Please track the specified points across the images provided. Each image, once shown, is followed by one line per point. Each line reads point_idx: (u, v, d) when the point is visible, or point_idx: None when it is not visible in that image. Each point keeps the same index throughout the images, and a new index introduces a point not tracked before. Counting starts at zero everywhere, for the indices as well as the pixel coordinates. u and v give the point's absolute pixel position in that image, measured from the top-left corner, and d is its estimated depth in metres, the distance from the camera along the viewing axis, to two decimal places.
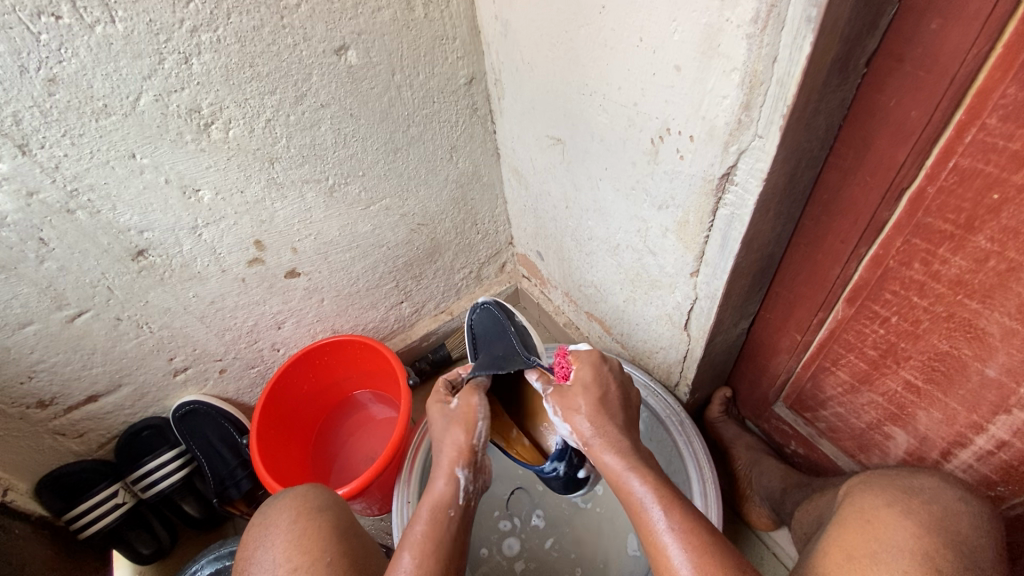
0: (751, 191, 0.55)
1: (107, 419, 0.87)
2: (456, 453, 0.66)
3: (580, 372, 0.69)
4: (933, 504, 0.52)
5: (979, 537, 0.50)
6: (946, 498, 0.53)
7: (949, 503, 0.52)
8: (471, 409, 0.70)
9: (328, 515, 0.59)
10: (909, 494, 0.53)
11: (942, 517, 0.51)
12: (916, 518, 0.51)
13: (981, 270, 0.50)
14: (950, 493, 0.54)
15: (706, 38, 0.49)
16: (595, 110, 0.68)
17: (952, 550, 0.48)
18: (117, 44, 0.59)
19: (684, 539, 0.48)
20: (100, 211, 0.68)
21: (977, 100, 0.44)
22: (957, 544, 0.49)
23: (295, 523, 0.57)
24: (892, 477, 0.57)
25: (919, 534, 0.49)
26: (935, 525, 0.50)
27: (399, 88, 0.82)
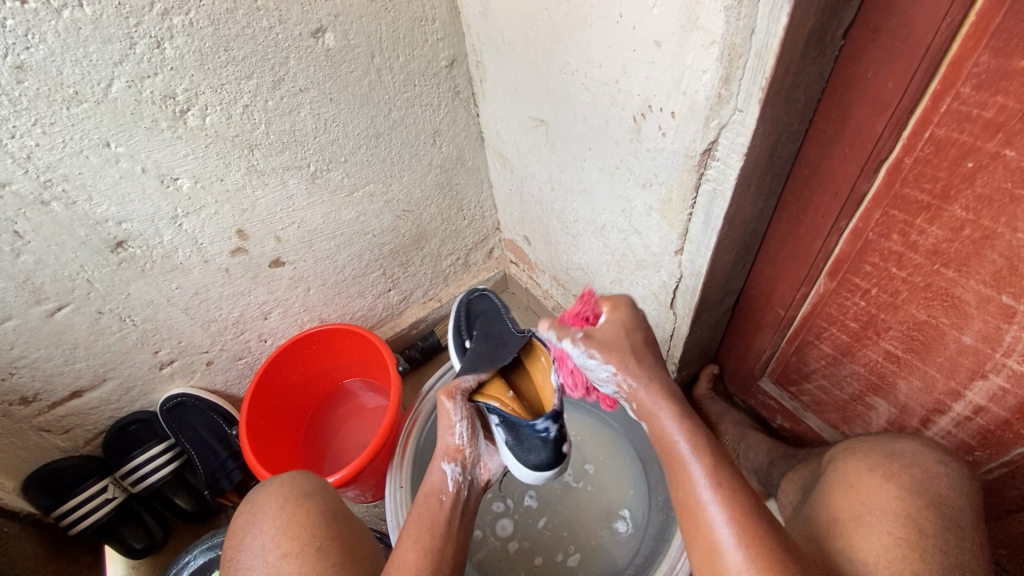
0: (732, 166, 0.55)
1: (93, 414, 0.86)
2: (444, 450, 0.68)
3: (609, 321, 0.58)
4: (914, 467, 0.54)
5: (958, 498, 0.52)
6: (926, 461, 0.55)
7: (930, 466, 0.54)
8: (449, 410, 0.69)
9: (317, 500, 0.60)
10: (892, 460, 0.55)
11: (924, 480, 0.53)
12: (898, 482, 0.52)
13: (957, 239, 0.51)
14: (929, 456, 0.55)
15: (685, 12, 0.49)
16: (576, 89, 0.68)
17: (933, 511, 0.50)
18: (86, 28, 0.57)
19: (729, 507, 0.47)
20: (76, 202, 0.67)
21: (952, 68, 0.45)
22: (938, 505, 0.51)
23: (284, 509, 0.58)
24: (875, 443, 0.58)
25: (901, 496, 0.51)
26: (918, 488, 0.52)
27: (379, 72, 0.81)
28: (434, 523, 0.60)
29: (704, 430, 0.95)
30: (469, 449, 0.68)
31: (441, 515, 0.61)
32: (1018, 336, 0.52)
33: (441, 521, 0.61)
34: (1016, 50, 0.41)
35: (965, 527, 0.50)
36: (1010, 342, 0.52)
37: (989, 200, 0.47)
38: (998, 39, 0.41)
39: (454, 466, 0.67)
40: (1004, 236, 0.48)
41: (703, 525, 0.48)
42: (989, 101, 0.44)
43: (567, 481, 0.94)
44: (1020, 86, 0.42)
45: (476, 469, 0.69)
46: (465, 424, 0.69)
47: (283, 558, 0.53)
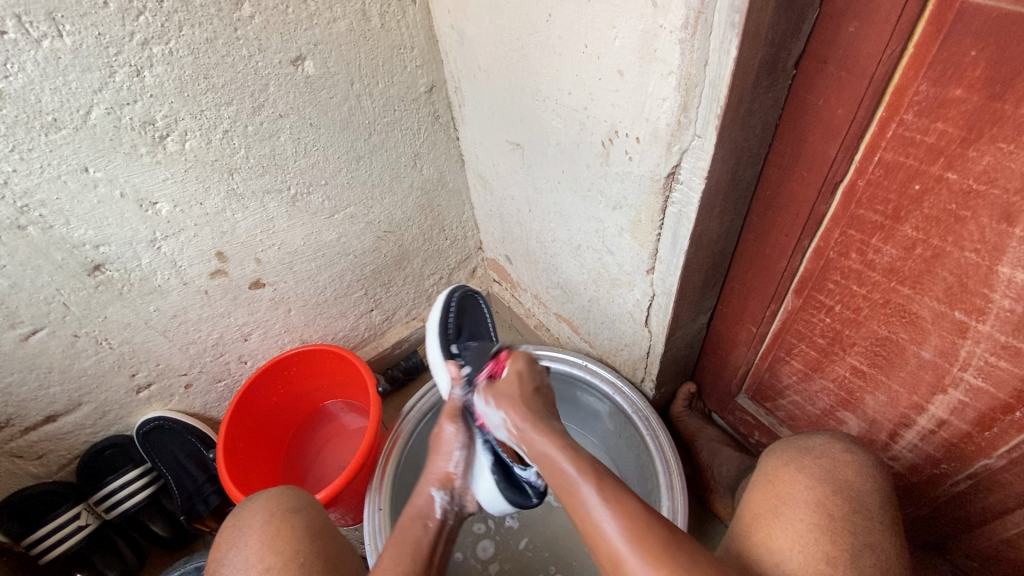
0: (695, 189, 0.57)
1: (67, 439, 0.85)
2: (436, 474, 0.66)
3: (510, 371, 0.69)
4: (824, 458, 0.55)
5: (866, 482, 0.52)
6: (835, 451, 0.55)
7: (838, 455, 0.55)
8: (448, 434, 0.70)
9: (302, 516, 0.59)
10: (804, 453, 0.56)
11: (833, 468, 0.53)
12: (808, 472, 0.53)
13: (911, 257, 0.53)
14: (838, 446, 0.56)
15: (644, 44, 0.51)
16: (549, 115, 0.70)
17: (840, 499, 0.51)
18: (65, 58, 0.59)
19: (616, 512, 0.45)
20: (52, 226, 0.67)
21: (895, 97, 0.47)
22: (847, 491, 0.51)
23: (270, 524, 0.57)
24: (792, 441, 0.59)
25: (812, 485, 0.52)
26: (826, 477, 0.52)
27: (359, 98, 0.82)
28: (411, 546, 0.56)
29: (684, 447, 0.96)
30: (459, 479, 0.66)
31: (419, 532, 0.57)
32: (972, 351, 0.53)
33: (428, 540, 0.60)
34: (951, 80, 0.43)
35: (874, 511, 0.50)
36: (965, 356, 0.54)
37: (937, 220, 0.49)
38: (935, 69, 0.44)
39: (443, 493, 0.63)
40: (953, 255, 0.50)
41: (594, 527, 0.46)
42: (930, 127, 0.46)
43: (549, 501, 0.94)
44: (957, 113, 0.44)
45: (464, 500, 0.65)
46: (461, 453, 0.68)
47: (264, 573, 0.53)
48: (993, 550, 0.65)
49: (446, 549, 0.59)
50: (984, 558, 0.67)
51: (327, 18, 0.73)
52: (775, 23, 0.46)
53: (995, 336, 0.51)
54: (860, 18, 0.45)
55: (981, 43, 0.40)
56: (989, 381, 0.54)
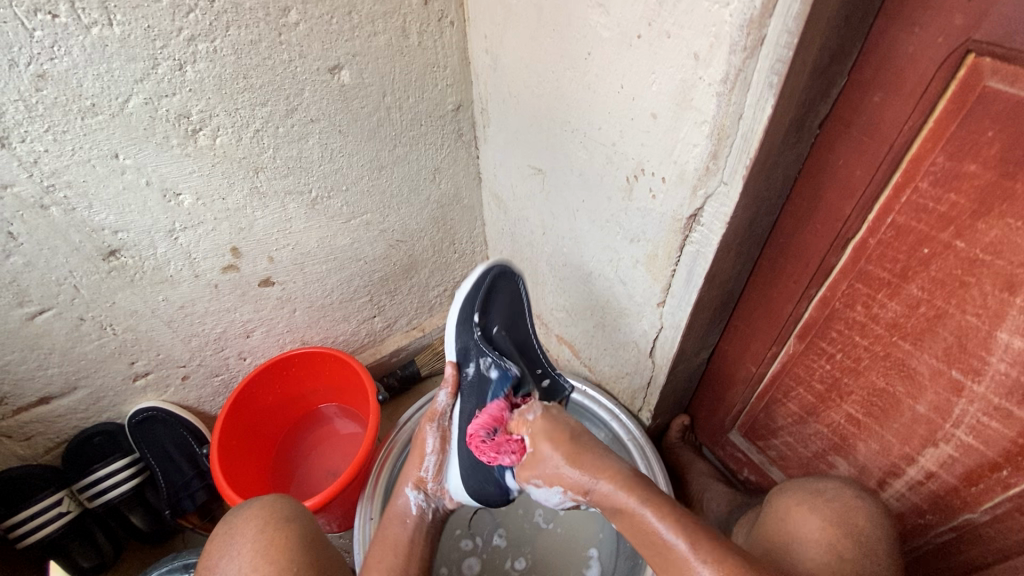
0: (715, 232, 0.60)
1: (57, 423, 0.84)
2: (411, 475, 0.73)
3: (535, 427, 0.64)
4: (836, 500, 0.57)
5: (877, 529, 0.54)
6: (847, 494, 0.57)
7: (849, 500, 0.57)
8: (426, 440, 0.75)
9: (296, 527, 0.59)
10: (817, 495, 0.58)
11: (844, 512, 0.55)
12: (820, 512, 0.55)
13: (913, 315, 0.56)
14: (849, 491, 0.58)
15: (681, 91, 0.54)
16: (575, 147, 0.73)
17: (851, 541, 0.53)
18: (112, 46, 0.59)
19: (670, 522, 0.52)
20: (75, 208, 0.68)
21: (912, 165, 0.50)
22: (856, 536, 0.53)
23: (262, 532, 0.57)
24: (803, 482, 0.61)
25: (826, 526, 0.54)
26: (838, 519, 0.55)
27: (389, 110, 0.84)
28: (396, 546, 0.66)
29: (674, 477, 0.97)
30: (433, 480, 0.73)
31: (403, 538, 0.67)
32: (965, 409, 0.56)
33: (402, 540, 0.66)
34: (967, 155, 0.46)
35: (882, 555, 0.53)
36: (959, 414, 0.57)
37: (943, 283, 0.52)
38: (952, 144, 0.47)
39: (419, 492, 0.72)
40: (955, 316, 0.53)
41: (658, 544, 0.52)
42: (943, 196, 0.49)
43: (538, 521, 0.94)
44: (970, 186, 0.47)
45: (439, 499, 0.73)
46: (435, 456, 0.74)
47: None
48: None
49: (428, 542, 0.69)
50: None
51: (369, 31, 0.75)
52: (807, 86, 0.49)
53: (989, 398, 0.54)
54: (885, 89, 0.49)
55: (998, 125, 0.44)
56: (978, 439, 0.56)
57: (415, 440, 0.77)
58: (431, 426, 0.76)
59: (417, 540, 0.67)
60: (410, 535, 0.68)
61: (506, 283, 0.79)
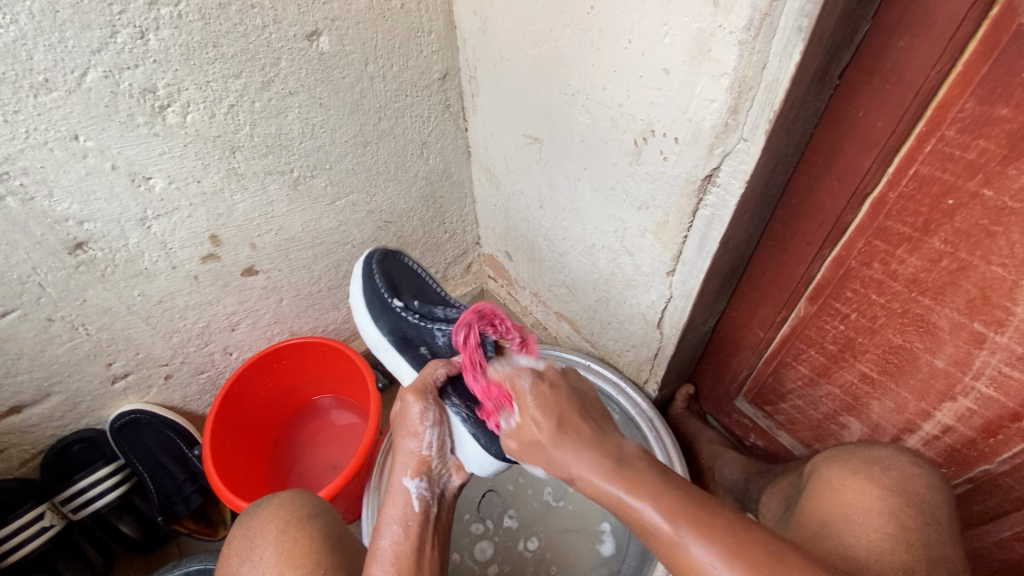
0: (732, 193, 0.58)
1: (32, 433, 0.78)
2: (410, 462, 0.61)
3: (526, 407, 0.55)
4: (892, 469, 0.56)
5: (935, 496, 0.54)
6: (902, 463, 0.57)
7: (904, 467, 0.57)
8: (412, 418, 0.62)
9: (319, 522, 0.56)
10: (871, 463, 0.57)
11: (901, 480, 0.55)
12: (878, 482, 0.55)
13: (935, 269, 0.55)
14: (904, 459, 0.58)
15: (697, 43, 0.50)
16: (576, 111, 0.69)
17: (914, 510, 0.52)
18: (64, 12, 0.53)
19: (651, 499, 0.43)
20: (33, 197, 0.61)
21: (938, 113, 0.48)
22: (916, 502, 0.53)
23: (293, 529, 0.55)
24: (853, 450, 0.60)
25: (886, 496, 0.53)
26: (897, 488, 0.54)
27: (372, 80, 0.79)
28: (398, 556, 0.52)
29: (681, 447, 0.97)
30: (435, 460, 0.62)
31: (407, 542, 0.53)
32: (986, 360, 0.56)
33: (409, 548, 0.53)
34: (998, 99, 0.45)
35: (942, 521, 0.52)
36: (979, 366, 0.57)
37: (967, 234, 0.51)
38: (983, 88, 0.45)
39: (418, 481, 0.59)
40: (979, 268, 0.52)
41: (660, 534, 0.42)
42: (970, 144, 0.48)
43: (547, 500, 0.93)
44: (1000, 132, 0.46)
45: (445, 479, 0.63)
46: (434, 433, 0.62)
47: None
48: (985, 551, 0.69)
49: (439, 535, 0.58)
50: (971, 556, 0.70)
51: None
52: (834, 32, 0.46)
53: (1012, 348, 0.53)
54: (911, 33, 0.46)
55: None
56: (999, 390, 0.56)
57: (400, 423, 0.63)
58: (421, 401, 0.62)
59: (424, 543, 0.55)
60: (417, 538, 0.55)
61: (394, 263, 0.86)
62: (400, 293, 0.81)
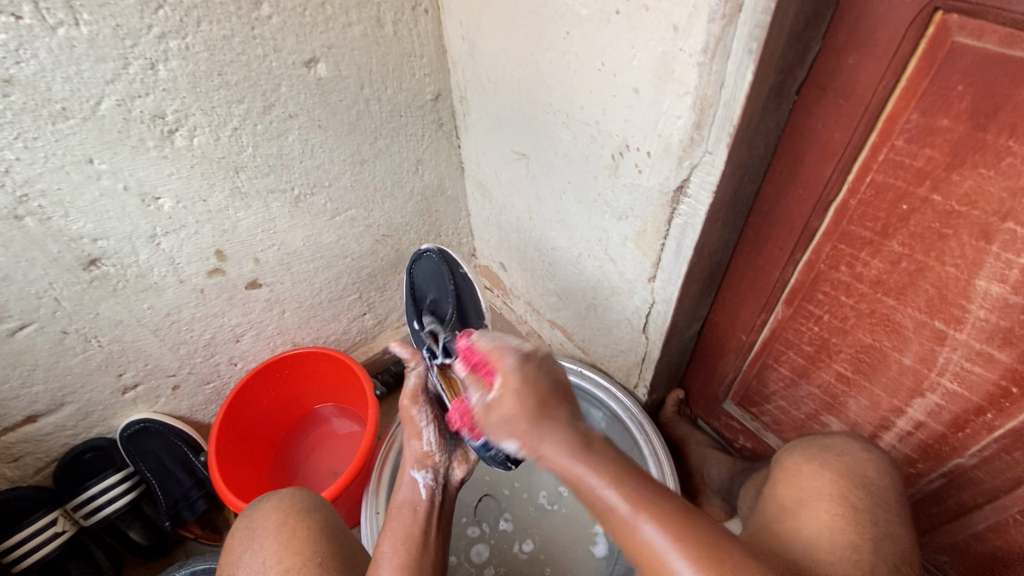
0: (703, 202, 0.61)
1: (45, 442, 0.82)
2: (412, 458, 0.64)
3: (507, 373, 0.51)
4: (845, 455, 0.60)
5: (884, 480, 0.57)
6: (854, 449, 0.61)
7: (857, 453, 0.60)
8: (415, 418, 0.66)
9: (318, 517, 0.59)
10: (826, 450, 0.60)
11: (853, 464, 0.58)
12: (830, 466, 0.58)
13: (896, 271, 0.58)
14: (857, 446, 0.61)
15: (662, 64, 0.54)
16: (558, 128, 0.73)
17: (863, 491, 0.55)
18: (80, 47, 0.58)
19: (638, 504, 0.42)
20: (51, 217, 0.66)
21: (887, 124, 0.52)
22: (866, 484, 0.56)
23: (285, 526, 0.57)
24: (811, 440, 0.64)
25: (837, 477, 0.56)
26: (848, 471, 0.57)
27: (368, 102, 0.84)
28: (406, 537, 0.56)
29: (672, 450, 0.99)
30: (438, 455, 0.65)
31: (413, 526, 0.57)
32: (949, 356, 0.58)
33: (415, 532, 0.56)
34: (939, 111, 0.48)
35: (891, 502, 0.55)
36: (943, 362, 0.59)
37: (922, 237, 0.54)
38: (924, 101, 0.49)
39: (425, 472, 0.63)
40: (935, 269, 0.55)
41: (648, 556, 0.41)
42: (918, 152, 0.51)
43: (542, 503, 0.95)
44: (944, 141, 0.49)
45: (449, 471, 0.66)
46: (432, 427, 0.66)
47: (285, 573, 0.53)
48: (963, 545, 0.71)
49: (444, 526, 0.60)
50: (953, 550, 0.72)
51: (343, 22, 0.74)
52: (785, 52, 0.50)
53: (971, 344, 0.56)
54: (858, 51, 0.50)
55: (967, 79, 0.45)
56: (963, 385, 0.59)
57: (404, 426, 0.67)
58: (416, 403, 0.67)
59: (428, 523, 0.59)
60: (422, 518, 0.58)
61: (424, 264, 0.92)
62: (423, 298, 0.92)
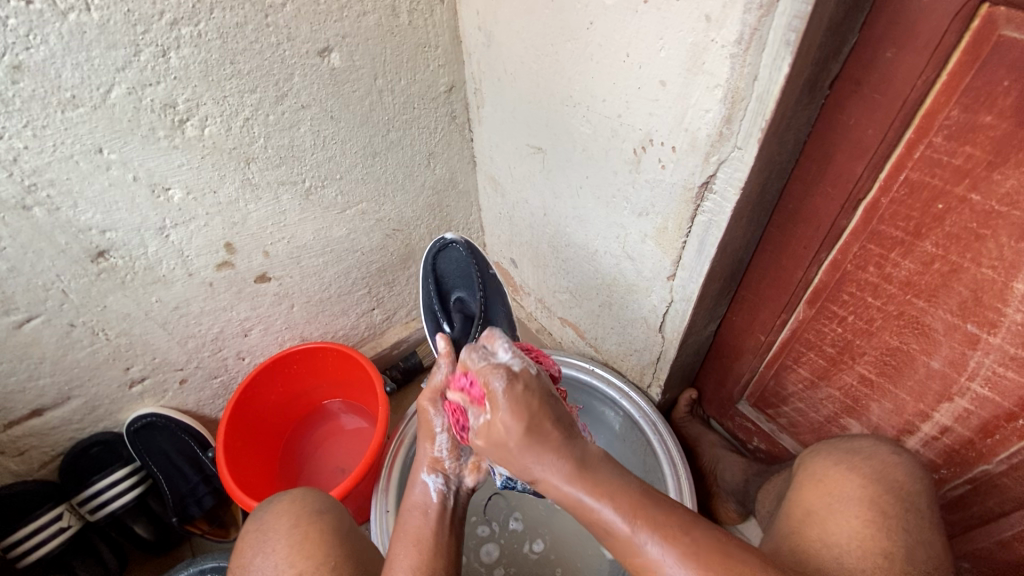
0: (728, 199, 0.60)
1: (51, 436, 0.80)
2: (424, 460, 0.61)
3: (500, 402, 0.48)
4: (873, 459, 0.58)
5: (914, 484, 0.55)
6: (882, 453, 0.59)
7: (885, 457, 0.58)
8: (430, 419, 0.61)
9: (331, 518, 0.58)
10: (853, 455, 0.59)
11: (882, 469, 0.56)
12: (858, 471, 0.56)
13: (928, 272, 0.56)
14: (884, 449, 0.59)
15: (692, 56, 0.53)
16: (578, 121, 0.72)
17: (894, 497, 0.54)
18: (91, 33, 0.56)
19: (639, 524, 0.43)
20: (59, 208, 0.64)
21: (925, 120, 0.50)
22: (896, 490, 0.54)
23: (297, 527, 0.56)
24: (836, 443, 0.62)
25: (865, 485, 0.55)
26: (877, 476, 0.56)
27: (381, 93, 0.82)
28: (418, 541, 0.54)
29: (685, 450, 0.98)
30: (450, 461, 0.61)
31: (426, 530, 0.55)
32: (981, 361, 0.57)
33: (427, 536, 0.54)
34: (982, 107, 0.46)
35: (922, 509, 0.53)
36: (974, 366, 0.58)
37: (957, 238, 0.53)
38: (967, 97, 0.47)
39: (436, 477, 0.60)
40: (970, 271, 0.53)
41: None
42: (957, 150, 0.49)
43: (553, 503, 0.94)
44: (985, 138, 0.47)
45: (462, 478, 0.61)
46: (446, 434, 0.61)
47: None
48: (986, 552, 0.69)
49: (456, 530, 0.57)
50: (975, 557, 0.71)
51: (358, 11, 0.72)
52: (822, 44, 0.48)
53: (1004, 348, 0.54)
54: (897, 45, 0.48)
55: (1014, 75, 0.44)
56: (994, 390, 0.57)
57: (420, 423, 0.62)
58: (435, 406, 0.61)
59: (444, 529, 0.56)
60: (434, 526, 0.55)
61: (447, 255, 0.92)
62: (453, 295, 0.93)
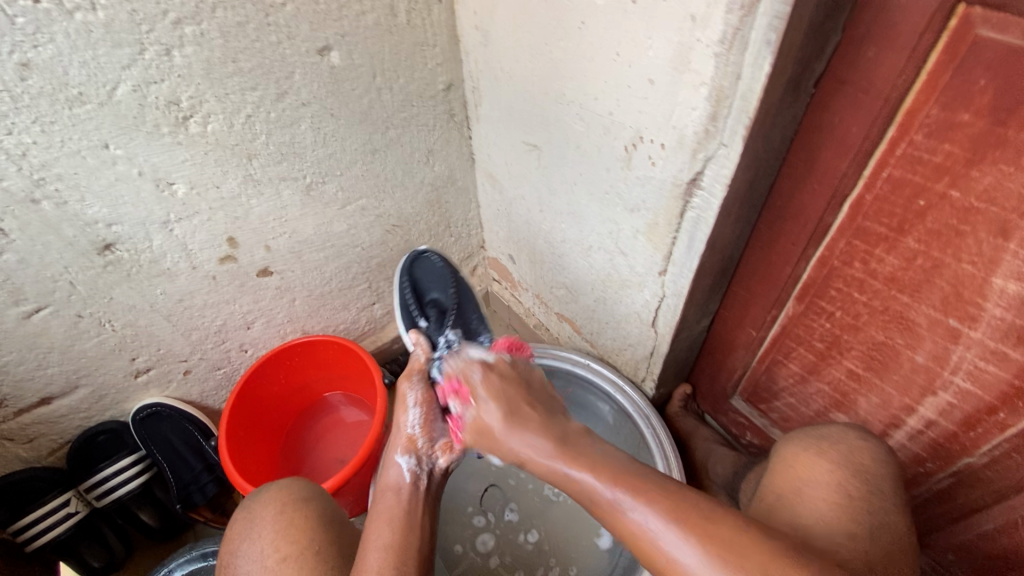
0: (716, 196, 0.61)
1: (59, 424, 0.83)
2: (400, 440, 0.63)
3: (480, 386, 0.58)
4: (842, 444, 0.59)
5: (880, 468, 0.56)
6: (850, 437, 0.60)
7: (852, 442, 0.59)
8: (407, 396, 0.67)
9: (315, 505, 0.60)
10: (823, 440, 0.60)
11: (850, 454, 0.57)
12: (828, 456, 0.57)
13: (911, 267, 0.57)
14: (852, 434, 0.60)
15: (679, 55, 0.54)
16: (571, 119, 0.73)
17: (859, 481, 0.55)
18: (98, 32, 0.58)
19: (631, 489, 0.45)
20: (67, 201, 0.66)
21: (906, 118, 0.51)
22: (863, 474, 0.55)
23: (282, 513, 0.58)
24: (807, 431, 0.63)
25: (833, 469, 0.56)
26: (845, 462, 0.56)
27: (380, 91, 0.83)
28: (391, 518, 0.55)
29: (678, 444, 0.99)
30: (423, 440, 0.64)
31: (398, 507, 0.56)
32: (963, 355, 0.58)
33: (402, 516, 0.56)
34: (960, 105, 0.47)
35: (888, 492, 0.54)
36: (956, 360, 0.59)
37: (939, 234, 0.54)
38: (946, 95, 0.48)
39: (409, 457, 0.62)
40: (951, 266, 0.54)
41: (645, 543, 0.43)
42: (938, 148, 0.50)
43: (548, 495, 0.95)
44: (964, 136, 0.48)
45: (434, 458, 0.63)
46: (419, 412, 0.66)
47: (283, 562, 0.54)
48: (972, 545, 0.70)
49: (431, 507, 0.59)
50: (962, 550, 0.72)
51: (357, 10, 0.74)
52: (804, 44, 0.49)
53: (986, 342, 0.55)
54: (878, 44, 0.49)
55: (990, 74, 0.45)
56: (976, 384, 0.58)
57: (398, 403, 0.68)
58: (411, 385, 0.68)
59: (416, 507, 0.57)
60: (405, 499, 0.57)
61: (423, 265, 0.96)
62: (424, 295, 0.93)
